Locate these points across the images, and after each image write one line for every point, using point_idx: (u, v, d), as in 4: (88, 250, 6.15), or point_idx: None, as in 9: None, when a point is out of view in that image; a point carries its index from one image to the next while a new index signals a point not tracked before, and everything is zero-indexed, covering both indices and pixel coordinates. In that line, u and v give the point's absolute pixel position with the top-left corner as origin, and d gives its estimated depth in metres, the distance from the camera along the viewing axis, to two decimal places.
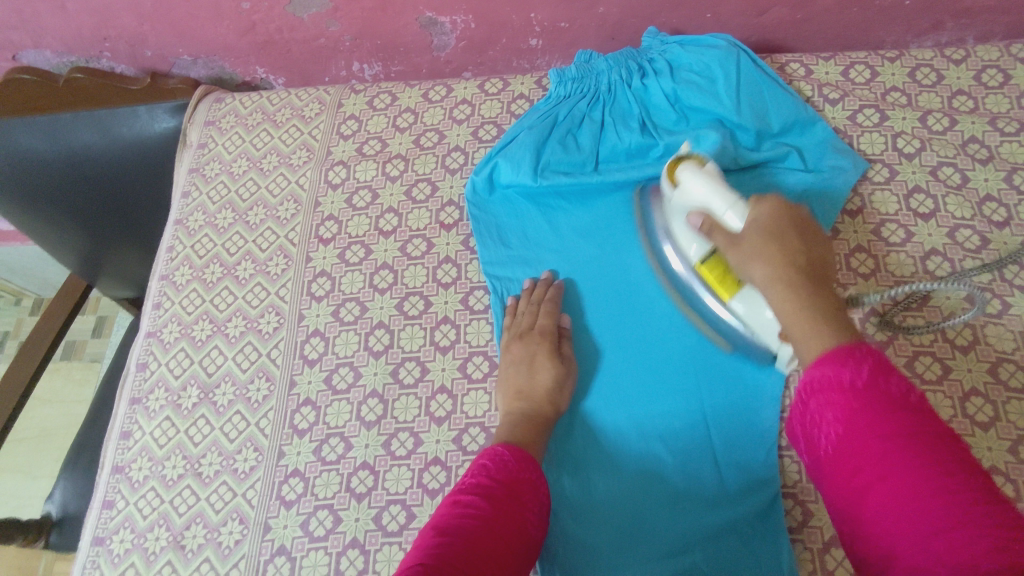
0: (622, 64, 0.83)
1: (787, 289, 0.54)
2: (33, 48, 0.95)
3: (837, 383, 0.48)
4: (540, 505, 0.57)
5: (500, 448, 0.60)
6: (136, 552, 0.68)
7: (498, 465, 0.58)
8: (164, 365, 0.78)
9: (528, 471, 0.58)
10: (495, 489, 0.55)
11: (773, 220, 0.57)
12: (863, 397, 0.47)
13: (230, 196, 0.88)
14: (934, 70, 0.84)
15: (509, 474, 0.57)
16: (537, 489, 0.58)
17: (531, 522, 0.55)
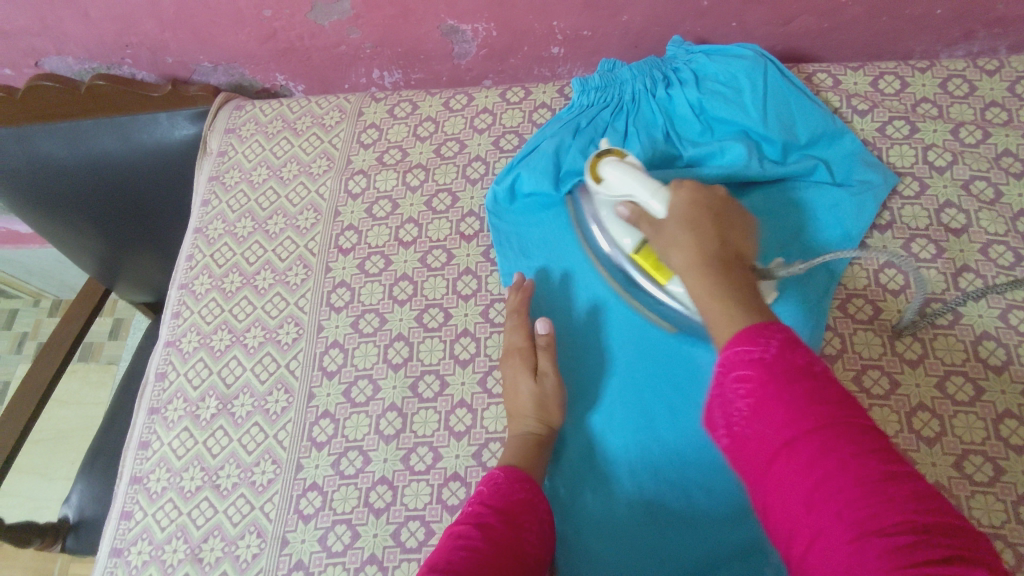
0: (647, 74, 0.81)
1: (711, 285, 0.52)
2: (55, 54, 0.95)
3: (752, 360, 0.45)
4: (539, 525, 0.57)
5: (490, 479, 0.60)
6: (154, 564, 0.68)
7: (489, 491, 0.58)
8: (183, 374, 0.78)
9: (521, 491, 0.58)
10: (490, 514, 0.55)
11: (693, 214, 0.57)
12: (772, 371, 0.44)
13: (250, 204, 0.88)
14: (967, 81, 0.82)
15: (503, 497, 0.57)
16: (535, 509, 0.58)
17: (531, 541, 0.55)
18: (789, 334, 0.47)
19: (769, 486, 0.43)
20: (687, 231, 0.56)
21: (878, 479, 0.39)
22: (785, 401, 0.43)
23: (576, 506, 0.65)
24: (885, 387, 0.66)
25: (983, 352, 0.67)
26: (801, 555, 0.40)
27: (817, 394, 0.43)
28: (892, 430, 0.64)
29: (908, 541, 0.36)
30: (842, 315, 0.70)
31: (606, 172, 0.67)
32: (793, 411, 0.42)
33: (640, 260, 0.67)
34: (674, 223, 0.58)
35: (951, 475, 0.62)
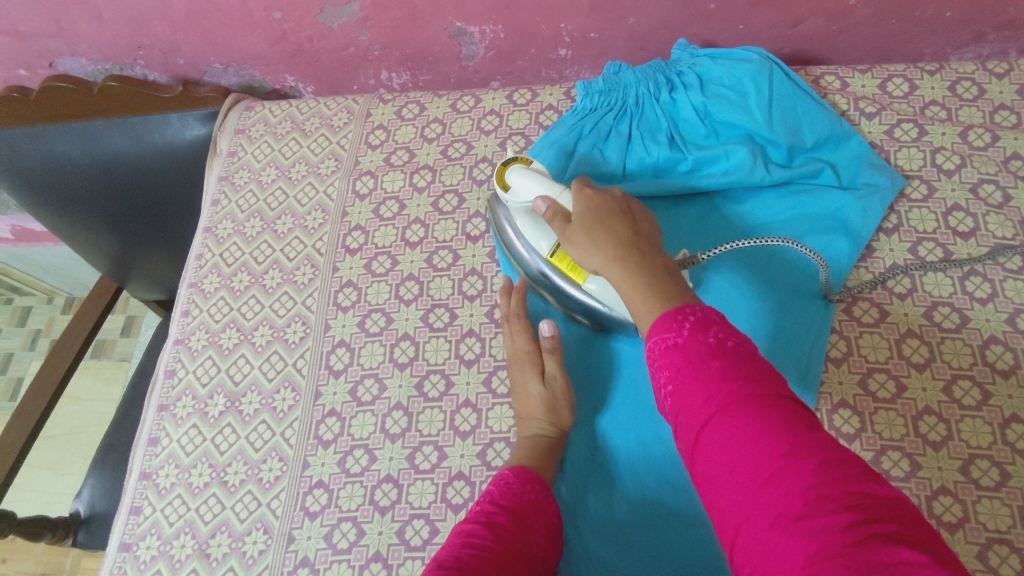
0: (651, 77, 0.81)
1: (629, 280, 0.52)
2: (69, 56, 0.96)
3: (669, 343, 0.47)
4: (547, 528, 0.58)
5: (500, 478, 0.60)
6: (162, 559, 0.69)
7: (499, 490, 0.59)
8: (191, 372, 0.79)
9: (531, 493, 0.59)
10: (501, 514, 0.56)
11: (598, 211, 0.57)
12: (689, 352, 0.46)
13: (259, 204, 0.89)
14: (976, 84, 0.81)
15: (513, 497, 0.58)
16: (544, 512, 0.59)
17: (539, 544, 0.56)
18: (710, 315, 0.48)
19: (700, 470, 0.43)
20: (594, 232, 0.56)
21: (792, 452, 0.39)
22: (704, 380, 0.44)
23: (579, 506, 0.65)
24: (891, 390, 0.66)
25: (991, 357, 0.66)
26: (731, 538, 0.40)
27: (729, 370, 0.44)
28: (897, 433, 0.64)
29: (824, 511, 0.35)
30: (848, 318, 0.70)
31: (514, 179, 0.68)
32: (711, 389, 0.43)
33: (557, 263, 0.68)
34: (580, 225, 0.57)
35: (957, 479, 0.61)
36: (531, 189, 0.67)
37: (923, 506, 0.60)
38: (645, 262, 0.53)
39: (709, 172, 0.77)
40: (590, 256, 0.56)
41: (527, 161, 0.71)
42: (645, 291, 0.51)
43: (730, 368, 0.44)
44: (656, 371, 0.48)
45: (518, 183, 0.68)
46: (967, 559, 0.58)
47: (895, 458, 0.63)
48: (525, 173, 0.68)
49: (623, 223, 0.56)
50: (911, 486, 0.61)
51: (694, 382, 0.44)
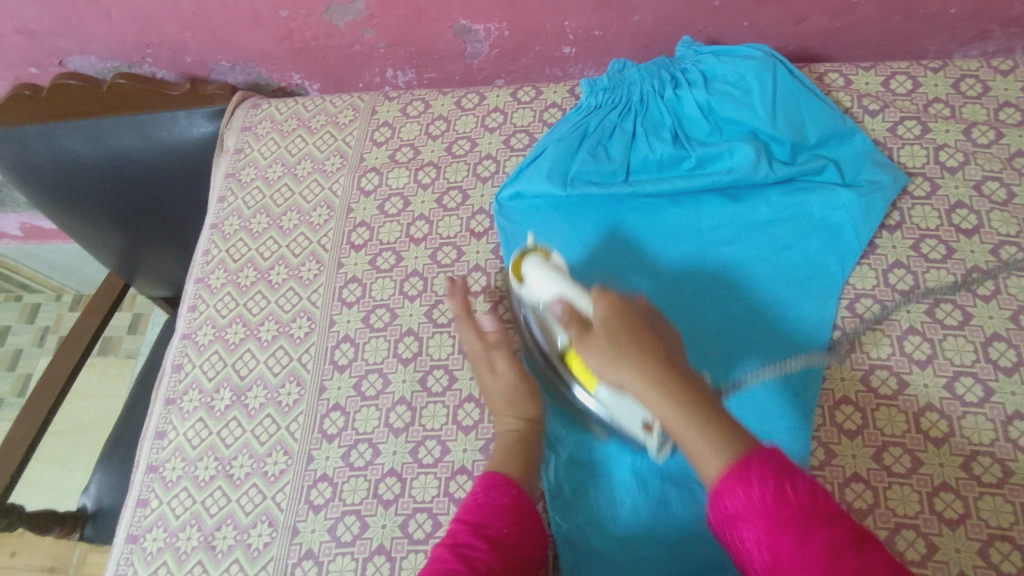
0: (655, 75, 0.82)
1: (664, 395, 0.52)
2: (78, 54, 0.97)
3: (755, 502, 0.47)
4: (526, 530, 0.58)
5: (472, 492, 0.60)
6: (168, 551, 0.69)
7: (470, 508, 0.58)
8: (198, 366, 0.79)
9: (504, 501, 0.59)
10: (474, 533, 0.56)
11: (619, 319, 0.58)
12: (782, 513, 0.46)
13: (265, 201, 0.89)
14: (980, 81, 0.81)
15: (486, 510, 0.58)
16: (521, 514, 0.58)
17: (519, 548, 0.56)
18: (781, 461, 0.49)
19: None
20: (620, 342, 0.56)
21: None
22: (808, 545, 0.45)
23: (578, 501, 0.66)
24: (893, 388, 0.66)
25: (994, 354, 0.66)
26: None
27: (829, 533, 0.45)
28: (898, 429, 0.64)
29: None
30: (850, 315, 0.70)
31: (531, 274, 0.67)
32: (819, 559, 0.44)
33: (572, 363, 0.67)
34: (606, 338, 0.56)
35: (959, 476, 0.61)
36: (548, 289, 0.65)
37: (924, 502, 0.61)
38: (676, 374, 0.53)
39: (713, 170, 0.77)
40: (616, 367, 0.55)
41: (546, 250, 0.69)
42: (694, 423, 0.50)
43: (827, 528, 0.45)
44: (740, 528, 0.48)
45: (532, 276, 0.67)
46: (968, 555, 0.58)
47: (897, 454, 0.63)
48: (542, 264, 0.66)
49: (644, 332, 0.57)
50: (912, 482, 0.62)
51: (794, 546, 0.45)
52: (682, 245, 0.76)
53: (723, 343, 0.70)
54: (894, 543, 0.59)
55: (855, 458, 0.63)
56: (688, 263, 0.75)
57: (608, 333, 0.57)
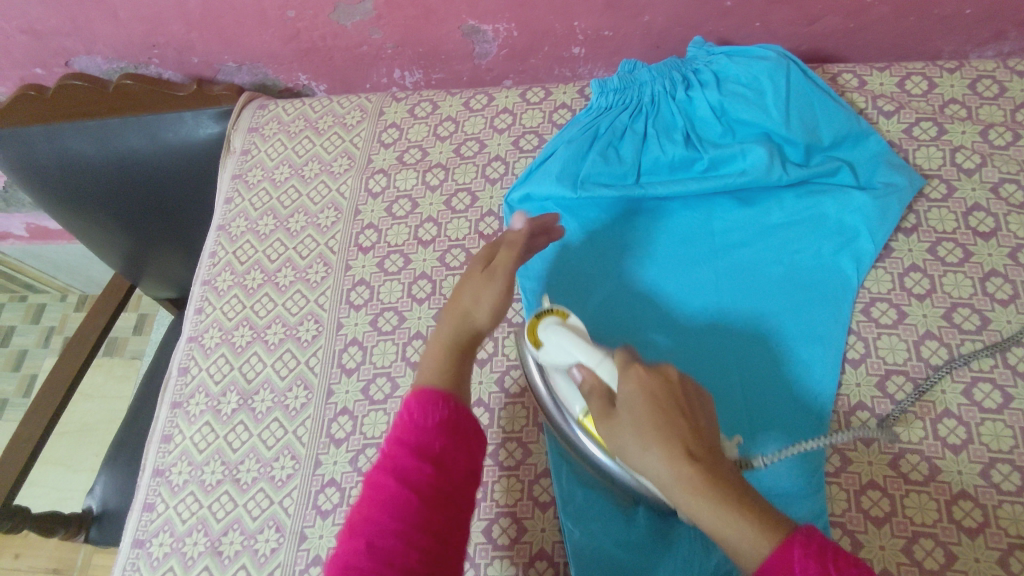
0: (666, 76, 0.81)
1: (705, 501, 0.44)
2: (85, 54, 0.97)
3: None
4: (466, 443, 0.52)
5: (401, 410, 0.53)
6: (175, 556, 0.69)
7: (397, 428, 0.52)
8: (205, 369, 0.79)
9: (439, 416, 0.52)
10: (403, 455, 0.50)
11: (649, 400, 0.48)
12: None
13: (272, 203, 0.89)
14: (996, 82, 0.80)
15: (418, 428, 0.51)
16: (460, 427, 0.52)
17: (460, 464, 0.51)
18: (821, 540, 0.41)
19: None
20: (650, 434, 0.47)
21: None
22: None
23: (591, 504, 0.63)
24: (909, 393, 0.65)
25: (1013, 359, 0.65)
26: None
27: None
28: (915, 436, 0.63)
29: None
30: (866, 320, 0.69)
31: (547, 339, 0.60)
32: None
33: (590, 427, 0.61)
34: (625, 422, 0.49)
35: (977, 484, 0.60)
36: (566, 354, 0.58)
37: (942, 511, 0.60)
38: (702, 460, 0.46)
39: (725, 172, 0.76)
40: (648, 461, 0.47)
41: (563, 313, 0.62)
42: (728, 518, 0.43)
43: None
44: None
45: (550, 341, 0.60)
46: (988, 564, 0.57)
47: (914, 462, 0.62)
48: (559, 330, 0.60)
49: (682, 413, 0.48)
50: (930, 490, 0.61)
51: None
52: (695, 249, 0.75)
53: (738, 347, 0.69)
54: (912, 552, 0.58)
55: (871, 465, 0.62)
56: (700, 264, 0.74)
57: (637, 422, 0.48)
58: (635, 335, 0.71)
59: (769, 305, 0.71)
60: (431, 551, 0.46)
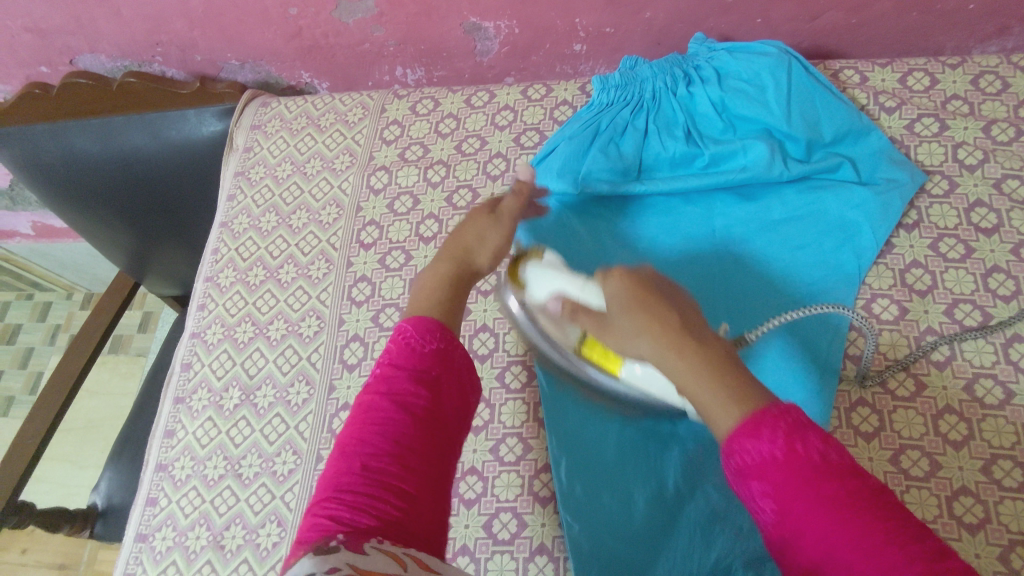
0: (667, 72, 0.81)
1: (687, 365, 0.46)
2: (89, 52, 0.97)
3: (758, 458, 0.40)
4: (456, 380, 0.52)
5: (393, 338, 0.53)
6: (177, 550, 0.69)
7: (389, 355, 0.52)
8: (207, 365, 0.79)
9: (432, 349, 0.52)
10: (395, 382, 0.50)
11: (632, 288, 0.52)
12: (792, 468, 0.39)
13: (275, 200, 0.89)
14: (999, 77, 0.80)
15: (411, 357, 0.51)
16: (451, 362, 0.53)
17: (450, 399, 0.51)
18: (798, 416, 0.41)
19: None
20: (633, 313, 0.50)
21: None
22: (818, 502, 0.37)
23: (591, 504, 0.63)
24: (910, 389, 0.65)
25: (1015, 355, 0.65)
26: None
27: (844, 491, 0.37)
28: (916, 432, 0.63)
29: None
30: (867, 316, 0.69)
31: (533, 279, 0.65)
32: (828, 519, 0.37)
33: (589, 351, 0.64)
34: (617, 314, 0.52)
35: (978, 480, 0.60)
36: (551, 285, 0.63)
37: (942, 507, 0.59)
38: (687, 336, 0.47)
39: (727, 168, 0.76)
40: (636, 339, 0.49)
41: (539, 252, 0.67)
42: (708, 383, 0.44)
43: (844, 486, 0.38)
44: (743, 479, 0.40)
45: (534, 279, 0.65)
46: (988, 560, 0.57)
47: (915, 457, 0.62)
48: (540, 267, 0.65)
49: (663, 296, 0.51)
50: (931, 486, 0.60)
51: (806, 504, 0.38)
52: (696, 243, 0.75)
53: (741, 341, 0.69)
54: None
55: (872, 461, 0.62)
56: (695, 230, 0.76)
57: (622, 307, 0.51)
58: None
59: (771, 300, 0.71)
60: (422, 480, 0.46)
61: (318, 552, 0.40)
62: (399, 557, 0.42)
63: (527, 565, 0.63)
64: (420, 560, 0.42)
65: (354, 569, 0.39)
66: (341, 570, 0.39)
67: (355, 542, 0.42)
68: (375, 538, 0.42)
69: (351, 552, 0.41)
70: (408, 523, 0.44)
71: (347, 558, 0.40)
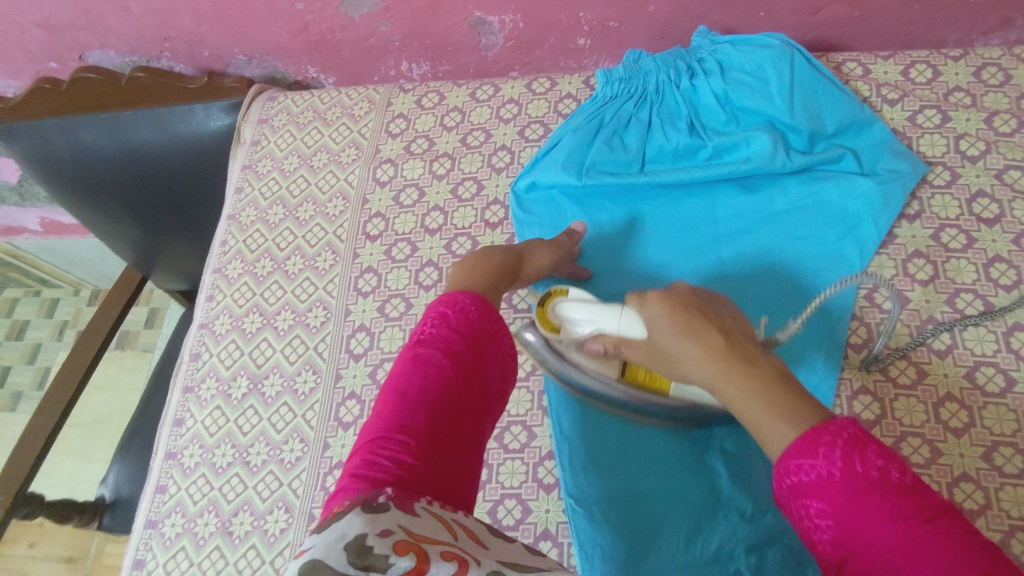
0: (670, 65, 0.82)
1: (747, 384, 0.47)
2: (98, 48, 0.98)
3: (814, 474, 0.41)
4: (501, 359, 0.56)
5: (454, 301, 0.56)
6: (186, 536, 0.70)
7: (449, 316, 0.55)
8: (215, 355, 0.80)
9: (487, 322, 0.56)
10: (454, 344, 0.53)
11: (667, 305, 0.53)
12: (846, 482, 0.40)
13: (282, 192, 0.90)
14: (1002, 69, 0.80)
15: (468, 325, 0.55)
16: (499, 339, 0.56)
17: (494, 375, 0.55)
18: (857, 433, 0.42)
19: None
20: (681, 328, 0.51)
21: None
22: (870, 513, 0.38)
23: (599, 482, 0.65)
24: (912, 377, 0.65)
25: (1016, 344, 0.65)
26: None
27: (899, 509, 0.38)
28: (917, 419, 0.63)
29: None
30: (869, 306, 0.70)
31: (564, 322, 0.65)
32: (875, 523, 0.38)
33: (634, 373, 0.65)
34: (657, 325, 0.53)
35: (979, 466, 0.61)
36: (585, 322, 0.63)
37: (944, 493, 0.60)
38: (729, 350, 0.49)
39: (730, 159, 0.77)
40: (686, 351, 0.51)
41: (563, 290, 0.68)
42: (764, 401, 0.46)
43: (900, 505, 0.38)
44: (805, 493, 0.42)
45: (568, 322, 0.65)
46: None
47: (916, 444, 0.62)
48: (571, 303, 0.65)
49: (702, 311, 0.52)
50: (932, 472, 0.61)
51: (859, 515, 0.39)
52: (699, 234, 0.76)
53: None
54: None
55: None
56: (701, 230, 0.76)
57: (665, 327, 0.52)
58: None
59: (773, 291, 0.71)
60: (464, 441, 0.50)
61: (367, 509, 0.41)
62: (448, 518, 0.44)
63: (532, 550, 0.64)
64: (464, 527, 0.44)
65: (408, 533, 0.40)
66: (394, 533, 0.39)
67: (408, 498, 0.43)
68: (424, 501, 0.44)
69: (407, 508, 0.42)
70: (450, 478, 0.48)
71: (399, 520, 0.40)
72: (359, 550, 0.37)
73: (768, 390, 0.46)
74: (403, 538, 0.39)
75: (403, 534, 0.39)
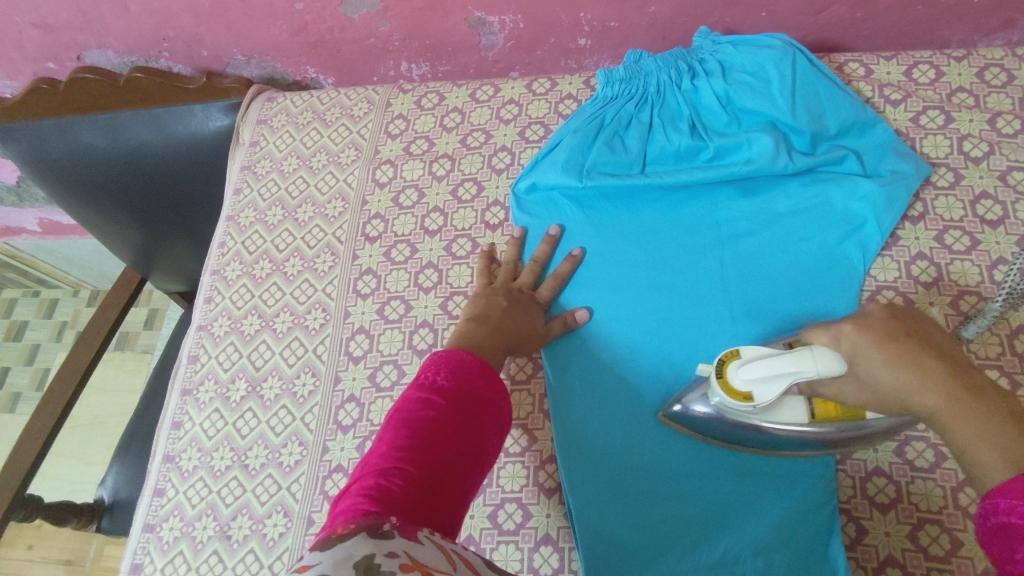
0: (671, 65, 0.81)
1: (965, 414, 0.43)
2: (96, 48, 0.98)
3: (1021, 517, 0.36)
4: (500, 425, 0.57)
5: (464, 356, 0.58)
6: (185, 540, 0.70)
7: (461, 369, 0.56)
8: (214, 357, 0.80)
9: (494, 383, 0.58)
10: (462, 396, 0.55)
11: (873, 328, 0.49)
12: None
13: (281, 194, 0.90)
14: (1005, 70, 0.80)
15: (474, 383, 0.56)
16: (502, 405, 0.57)
17: (492, 441, 0.55)
18: None
19: None
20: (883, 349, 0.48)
21: None
22: None
23: (593, 488, 0.65)
24: None
25: (1020, 347, 0.65)
26: None
27: None
28: None
29: None
30: None
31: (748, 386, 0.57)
32: None
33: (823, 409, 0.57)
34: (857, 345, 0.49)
35: None
36: (775, 383, 0.54)
37: (949, 497, 0.59)
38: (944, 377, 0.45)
39: (732, 160, 0.77)
40: (895, 379, 0.47)
41: (734, 352, 0.59)
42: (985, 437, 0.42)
43: None
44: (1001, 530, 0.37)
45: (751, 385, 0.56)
46: None
47: (921, 448, 0.62)
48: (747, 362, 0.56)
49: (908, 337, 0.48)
50: (937, 477, 0.60)
51: None
52: (701, 236, 0.75)
53: (745, 335, 0.69)
54: (916, 538, 0.59)
55: (877, 452, 0.62)
56: (703, 232, 0.75)
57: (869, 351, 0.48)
58: (645, 320, 0.72)
59: (775, 293, 0.71)
60: (460, 484, 0.50)
61: (371, 535, 0.41)
62: (446, 549, 0.44)
63: (533, 555, 0.63)
64: (464, 559, 0.45)
65: (412, 558, 0.40)
66: (399, 555, 0.40)
67: (408, 525, 0.43)
68: (424, 529, 0.44)
69: (409, 535, 0.42)
70: (441, 516, 0.48)
71: (403, 546, 0.41)
72: (367, 567, 0.38)
73: (990, 422, 0.42)
74: (408, 562, 0.40)
75: (407, 558, 0.40)
